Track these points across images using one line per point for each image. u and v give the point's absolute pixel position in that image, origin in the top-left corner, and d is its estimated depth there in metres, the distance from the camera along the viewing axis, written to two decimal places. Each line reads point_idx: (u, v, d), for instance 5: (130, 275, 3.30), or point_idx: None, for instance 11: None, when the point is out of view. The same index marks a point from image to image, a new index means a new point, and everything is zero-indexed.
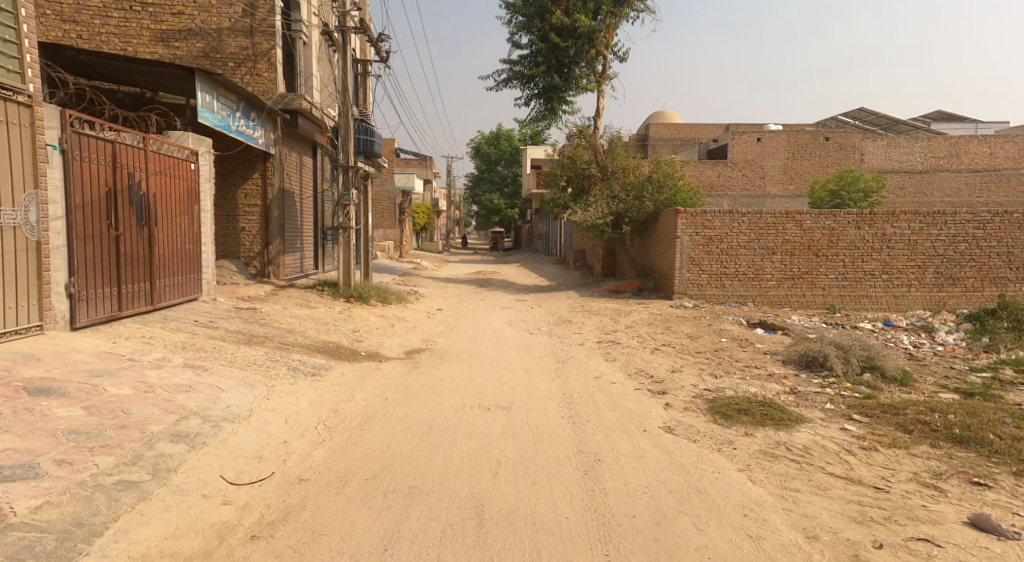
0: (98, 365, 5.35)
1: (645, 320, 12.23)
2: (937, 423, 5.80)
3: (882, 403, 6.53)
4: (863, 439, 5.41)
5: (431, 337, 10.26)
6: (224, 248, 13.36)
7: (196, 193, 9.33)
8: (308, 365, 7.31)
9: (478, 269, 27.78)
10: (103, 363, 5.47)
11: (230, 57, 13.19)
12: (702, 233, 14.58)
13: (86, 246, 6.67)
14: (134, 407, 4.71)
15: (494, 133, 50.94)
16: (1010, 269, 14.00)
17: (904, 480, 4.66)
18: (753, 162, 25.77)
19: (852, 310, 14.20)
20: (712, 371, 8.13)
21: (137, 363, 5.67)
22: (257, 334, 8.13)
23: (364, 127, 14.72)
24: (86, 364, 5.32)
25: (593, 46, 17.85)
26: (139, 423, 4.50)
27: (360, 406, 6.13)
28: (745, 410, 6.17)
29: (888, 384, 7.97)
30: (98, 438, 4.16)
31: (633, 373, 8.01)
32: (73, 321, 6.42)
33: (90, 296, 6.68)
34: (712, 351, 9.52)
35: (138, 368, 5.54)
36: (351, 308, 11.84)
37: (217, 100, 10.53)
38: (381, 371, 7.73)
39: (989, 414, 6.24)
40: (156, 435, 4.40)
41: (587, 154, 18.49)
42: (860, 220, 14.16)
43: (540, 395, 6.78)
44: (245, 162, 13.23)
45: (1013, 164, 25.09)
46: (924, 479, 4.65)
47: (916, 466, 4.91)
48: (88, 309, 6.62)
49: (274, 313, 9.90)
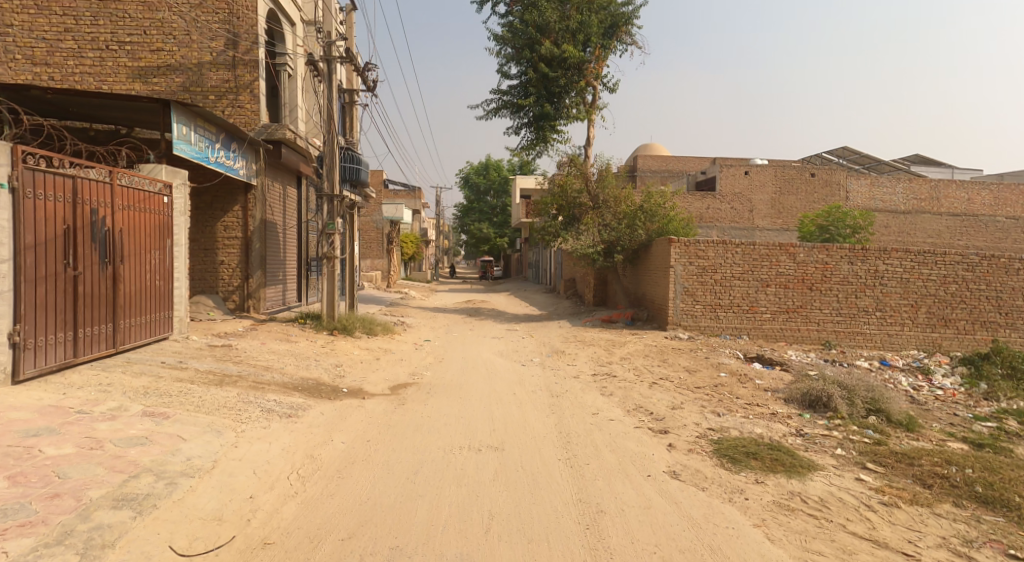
0: (38, 423, 5.03)
1: (640, 351, 11.84)
2: (957, 479, 5.41)
3: (894, 451, 6.14)
4: (882, 493, 4.99)
5: (417, 370, 9.82)
6: (202, 281, 12.92)
7: (169, 226, 8.94)
8: (283, 407, 6.87)
9: (467, 297, 27.42)
10: (44, 420, 5.15)
11: (212, 91, 12.89)
12: (696, 263, 14.27)
13: (37, 289, 6.27)
14: (72, 469, 4.32)
15: (483, 163, 51.07)
16: (999, 313, 14.05)
17: (933, 546, 4.23)
18: (741, 195, 25.63)
19: (847, 347, 13.90)
20: (714, 408, 7.73)
21: (85, 418, 5.40)
22: (230, 374, 7.69)
23: (350, 155, 14.41)
24: (24, 423, 4.98)
25: (583, 77, 17.75)
26: (74, 490, 4.06)
27: (338, 451, 5.68)
28: (753, 453, 5.78)
29: (894, 428, 7.69)
30: (17, 515, 3.68)
31: (631, 408, 7.59)
32: (17, 374, 6.00)
33: (38, 344, 6.27)
34: (711, 386, 9.11)
35: (85, 423, 5.27)
36: (334, 341, 11.37)
37: (195, 132, 10.16)
38: (362, 408, 7.30)
39: (1007, 472, 5.86)
40: (96, 502, 3.97)
41: (577, 183, 18.21)
42: (853, 255, 13.96)
43: (533, 434, 6.35)
44: (225, 196, 12.86)
45: (990, 211, 25.58)
46: (955, 547, 4.23)
47: (943, 530, 4.48)
48: (35, 359, 6.21)
49: (251, 349, 9.45)
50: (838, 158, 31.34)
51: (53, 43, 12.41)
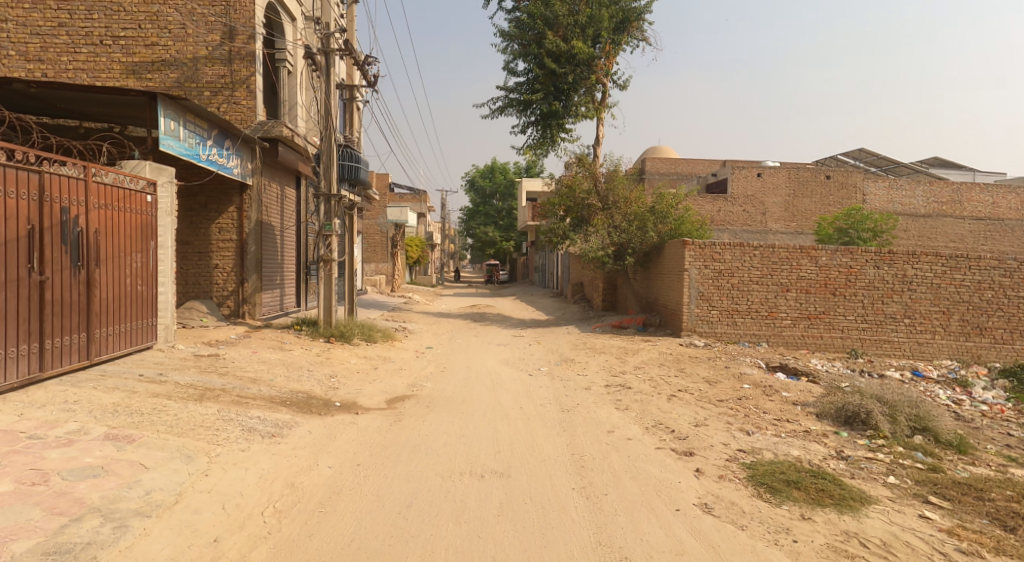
0: None
1: (655, 360, 11.14)
2: None
3: (957, 480, 5.73)
4: (960, 542, 4.44)
5: (417, 381, 9.13)
6: (196, 286, 12.29)
7: (153, 227, 8.31)
8: (267, 425, 6.20)
9: (473, 303, 26.73)
10: None
11: (206, 86, 12.28)
12: (711, 266, 13.58)
13: None
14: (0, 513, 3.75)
15: (489, 166, 50.55)
16: None
17: None
18: (754, 198, 24.92)
19: (874, 356, 13.17)
20: (741, 426, 7.06)
21: (36, 446, 4.75)
22: (212, 387, 7.03)
23: (350, 152, 13.71)
24: None
25: (593, 73, 17.15)
26: None
27: (324, 479, 5.04)
28: (795, 482, 5.31)
29: (943, 449, 7.14)
30: None
31: (649, 425, 6.93)
32: None
33: None
34: (735, 400, 8.42)
35: (34, 452, 4.63)
36: (330, 350, 10.72)
37: (185, 127, 9.52)
38: (355, 426, 6.63)
39: None
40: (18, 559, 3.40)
41: (586, 183, 17.53)
42: (879, 259, 13.26)
43: (543, 456, 5.68)
44: (219, 195, 12.25)
45: (1016, 214, 24.78)
46: None
47: None
48: None
49: (240, 359, 8.80)
50: (853, 161, 30.69)
51: (47, 38, 11.83)
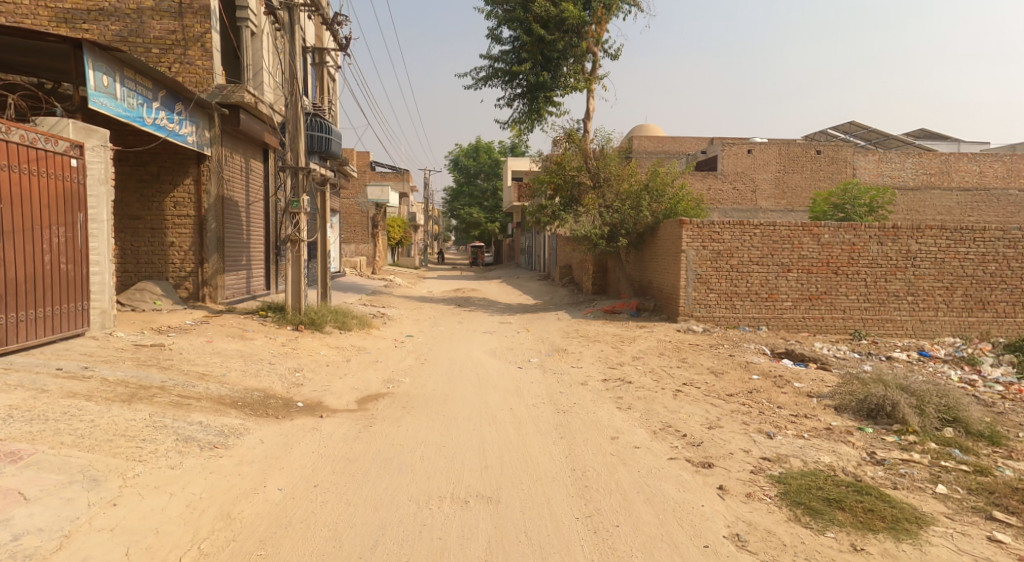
0: None
1: (654, 349, 10.29)
2: None
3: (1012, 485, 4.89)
4: None
5: (393, 376, 8.15)
6: (150, 266, 11.19)
7: (79, 197, 7.27)
8: (209, 433, 5.19)
9: (458, 285, 25.79)
10: None
11: (155, 42, 11.11)
12: (710, 247, 12.72)
13: None
14: None
15: (472, 145, 49.34)
16: None
17: None
18: (744, 174, 24.14)
19: (877, 337, 12.42)
20: (759, 427, 6.12)
21: None
22: (146, 385, 5.99)
23: (318, 122, 12.63)
24: None
25: (582, 42, 16.11)
26: None
27: (270, 508, 4.09)
28: (835, 500, 4.39)
29: (976, 442, 6.30)
30: None
31: (656, 429, 6.03)
32: None
33: None
34: (746, 393, 7.57)
35: None
36: (297, 338, 9.71)
37: (122, 84, 8.60)
38: (316, 434, 5.64)
39: None
40: None
41: (576, 160, 16.35)
42: (882, 235, 12.44)
43: (540, 475, 4.76)
44: (175, 166, 11.14)
45: (1003, 183, 24.34)
46: None
47: None
48: None
49: (189, 350, 7.76)
50: (844, 134, 30.23)
51: None
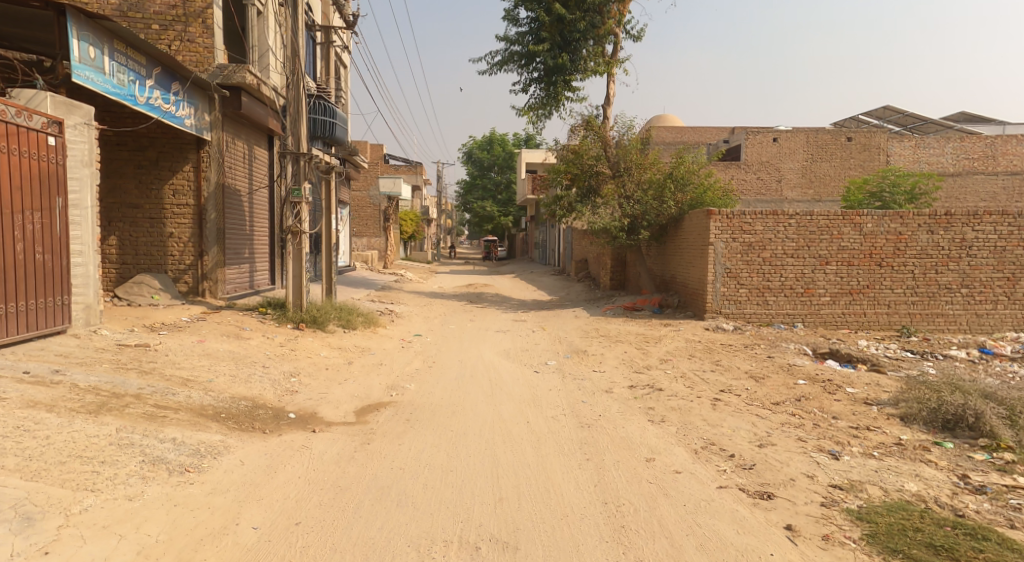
0: None
1: (682, 350, 9.48)
2: None
3: None
4: None
5: (398, 382, 7.38)
6: (147, 258, 10.51)
7: (59, 180, 6.56)
8: (182, 453, 4.41)
9: (471, 280, 25.06)
10: None
11: (155, 17, 10.42)
12: (740, 239, 11.87)
13: None
14: None
15: (486, 137, 48.64)
16: None
17: None
18: (769, 164, 23.26)
19: (927, 333, 11.48)
20: (818, 444, 5.29)
21: None
22: (119, 392, 5.21)
23: (323, 105, 11.91)
24: None
25: (605, 21, 15.25)
26: None
27: (240, 556, 3.35)
28: (945, 546, 3.55)
29: None
30: None
31: (698, 447, 5.24)
32: None
33: None
34: (793, 401, 6.76)
35: None
36: (298, 338, 8.99)
37: (111, 58, 7.92)
38: (305, 454, 4.88)
39: None
40: None
41: (595, 148, 15.34)
42: (932, 223, 11.50)
43: (565, 511, 3.99)
44: (173, 152, 10.47)
45: None
46: None
47: None
48: None
49: (175, 351, 7.02)
50: (876, 119, 29.16)
51: None
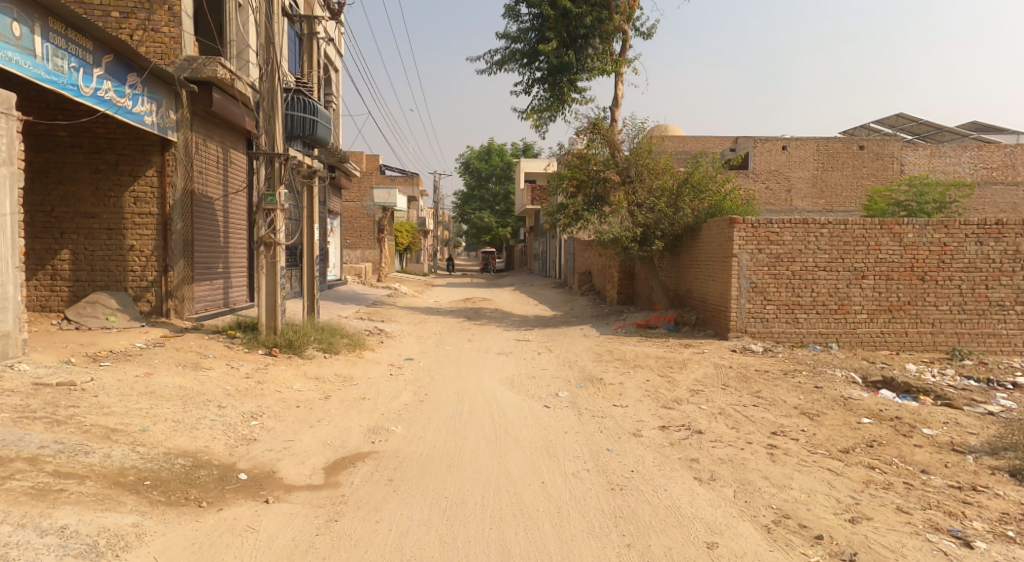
0: None
1: (713, 378, 8.23)
2: None
3: None
4: None
5: (382, 423, 6.11)
6: (105, 274, 9.26)
7: None
8: (66, 554, 3.18)
9: (469, 294, 23.84)
10: None
11: (114, 4, 9.26)
12: (766, 250, 10.65)
13: None
14: None
15: (484, 147, 47.43)
16: None
17: None
18: (778, 173, 22.21)
19: (979, 355, 10.22)
20: (930, 520, 4.02)
21: None
22: (6, 457, 3.98)
23: (303, 102, 10.74)
24: None
25: (611, 17, 14.03)
26: None
27: None
28: None
29: None
30: None
31: (771, 523, 3.99)
32: None
33: None
34: (865, 448, 5.51)
35: None
36: (268, 366, 7.74)
37: (43, 39, 6.71)
38: (250, 541, 3.61)
39: None
40: None
41: (603, 152, 14.20)
42: (983, 233, 10.30)
43: None
44: (134, 154, 9.26)
45: None
46: None
47: None
48: None
49: (109, 391, 5.76)
50: (888, 128, 28.13)
51: None
